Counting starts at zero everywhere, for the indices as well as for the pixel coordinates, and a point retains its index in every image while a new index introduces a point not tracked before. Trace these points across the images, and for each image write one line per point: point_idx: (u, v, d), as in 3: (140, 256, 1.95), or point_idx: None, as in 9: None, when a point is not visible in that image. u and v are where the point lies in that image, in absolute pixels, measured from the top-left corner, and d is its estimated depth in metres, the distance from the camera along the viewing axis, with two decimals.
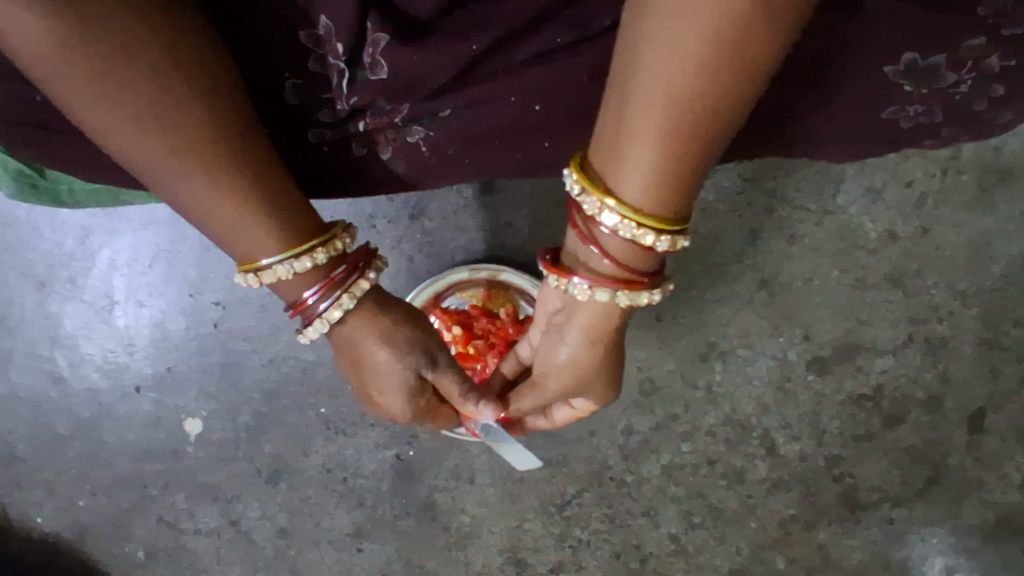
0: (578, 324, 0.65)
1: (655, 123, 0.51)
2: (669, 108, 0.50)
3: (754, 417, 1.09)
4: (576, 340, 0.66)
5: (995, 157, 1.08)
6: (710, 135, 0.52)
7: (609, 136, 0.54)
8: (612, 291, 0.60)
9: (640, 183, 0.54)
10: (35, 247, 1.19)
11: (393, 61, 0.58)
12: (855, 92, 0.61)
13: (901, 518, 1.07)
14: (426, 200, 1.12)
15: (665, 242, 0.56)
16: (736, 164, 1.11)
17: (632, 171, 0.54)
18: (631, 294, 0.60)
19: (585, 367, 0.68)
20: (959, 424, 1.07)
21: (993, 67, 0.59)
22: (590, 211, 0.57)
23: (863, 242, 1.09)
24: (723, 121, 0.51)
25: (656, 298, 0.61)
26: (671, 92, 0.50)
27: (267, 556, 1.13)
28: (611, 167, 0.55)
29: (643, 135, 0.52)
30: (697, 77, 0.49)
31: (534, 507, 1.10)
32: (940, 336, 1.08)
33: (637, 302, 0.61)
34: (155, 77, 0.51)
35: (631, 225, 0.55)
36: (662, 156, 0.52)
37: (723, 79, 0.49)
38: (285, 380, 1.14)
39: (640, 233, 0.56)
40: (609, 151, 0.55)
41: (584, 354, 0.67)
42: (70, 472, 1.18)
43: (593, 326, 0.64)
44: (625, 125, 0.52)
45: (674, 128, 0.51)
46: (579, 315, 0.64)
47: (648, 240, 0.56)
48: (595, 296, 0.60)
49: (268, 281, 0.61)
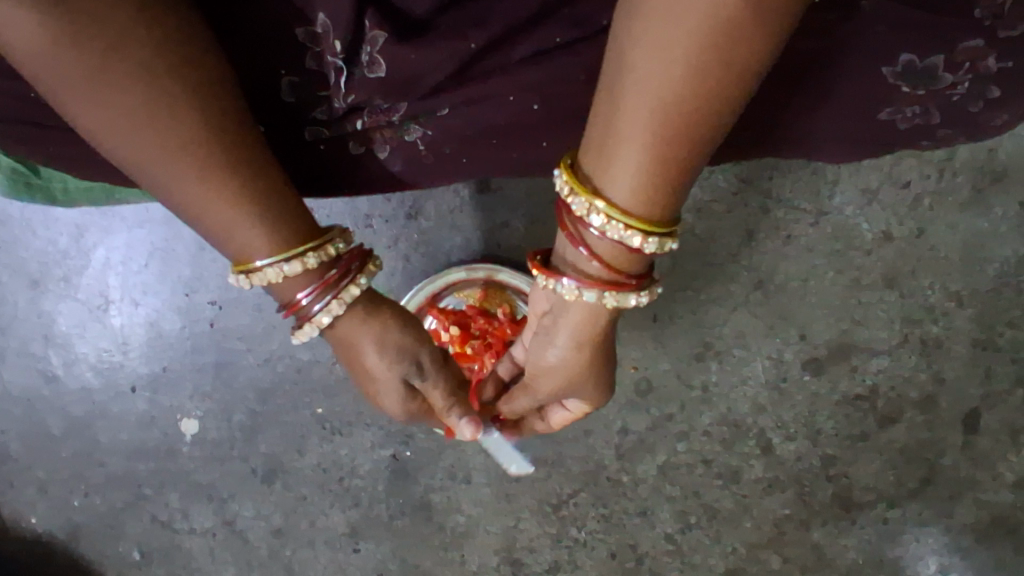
0: (566, 326, 0.64)
1: (645, 125, 0.51)
2: (660, 110, 0.50)
3: (750, 417, 1.09)
4: (563, 343, 0.66)
5: (990, 158, 1.08)
6: (701, 137, 0.52)
7: (599, 138, 0.54)
8: (599, 293, 0.60)
9: (630, 186, 0.54)
10: (27, 245, 1.18)
11: (391, 59, 0.58)
12: (853, 93, 0.61)
13: (895, 517, 1.07)
14: (422, 199, 1.12)
15: (652, 244, 0.56)
16: (733, 164, 1.11)
17: (622, 173, 0.54)
18: (618, 296, 0.60)
19: (574, 369, 0.68)
20: (953, 424, 1.07)
21: (990, 68, 0.59)
22: (578, 212, 0.56)
23: (858, 242, 1.10)
24: (713, 124, 0.51)
25: (643, 300, 0.61)
26: (661, 93, 0.50)
27: (262, 556, 1.13)
28: (601, 168, 0.55)
29: (633, 136, 0.52)
30: (687, 80, 0.49)
31: (530, 507, 1.10)
32: (934, 336, 1.08)
33: (624, 304, 0.61)
34: (148, 77, 0.51)
35: (620, 226, 0.55)
36: (653, 158, 0.52)
37: (715, 80, 0.49)
38: (280, 380, 1.14)
39: (628, 234, 0.55)
40: (600, 152, 0.55)
41: (574, 355, 0.66)
42: (63, 471, 1.18)
43: (581, 327, 0.64)
44: (615, 127, 0.52)
45: (664, 130, 0.51)
46: (568, 316, 0.64)
47: (635, 243, 0.56)
48: (582, 296, 0.60)
49: (259, 283, 0.60)
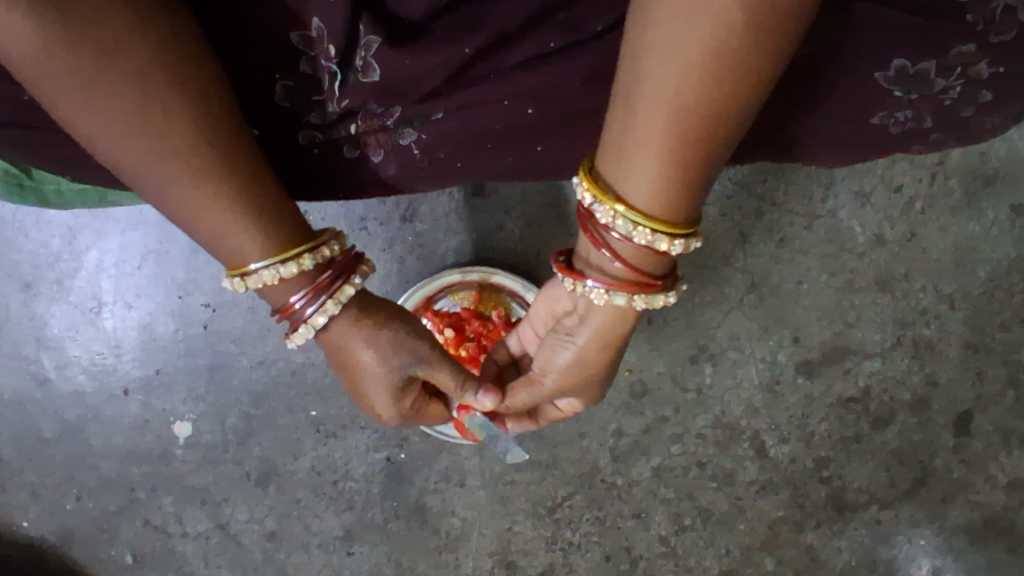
0: (590, 328, 0.65)
1: (661, 130, 0.51)
2: (675, 115, 0.51)
3: (744, 419, 1.10)
4: (584, 343, 0.66)
5: (982, 162, 1.09)
6: (716, 140, 0.52)
7: (614, 141, 0.54)
8: (629, 295, 0.60)
9: (646, 189, 0.55)
10: (20, 247, 1.17)
11: (386, 62, 0.58)
12: (846, 97, 0.61)
13: (888, 519, 1.08)
14: (418, 202, 1.12)
15: (679, 246, 0.57)
16: (727, 168, 1.11)
17: (639, 176, 0.54)
18: (647, 298, 0.61)
19: (587, 369, 0.69)
20: (945, 426, 1.08)
21: (982, 73, 0.59)
22: (603, 220, 0.56)
23: (851, 245, 1.10)
24: (728, 126, 0.52)
25: (670, 299, 0.62)
26: (676, 99, 0.50)
27: (256, 559, 1.13)
28: (618, 172, 0.55)
29: (649, 141, 0.52)
30: (702, 85, 0.49)
31: (525, 509, 1.10)
32: (928, 338, 1.09)
33: (653, 304, 0.61)
34: (144, 81, 0.51)
35: (646, 231, 0.56)
36: (669, 162, 0.53)
37: (727, 84, 0.49)
38: (274, 382, 1.13)
39: (654, 239, 0.56)
40: (616, 158, 0.55)
41: (590, 356, 0.67)
42: (55, 475, 1.17)
43: (605, 330, 0.64)
44: (630, 132, 0.53)
45: (679, 135, 0.51)
46: (593, 319, 0.64)
47: (662, 246, 0.56)
48: (612, 300, 0.60)
49: (254, 286, 0.60)
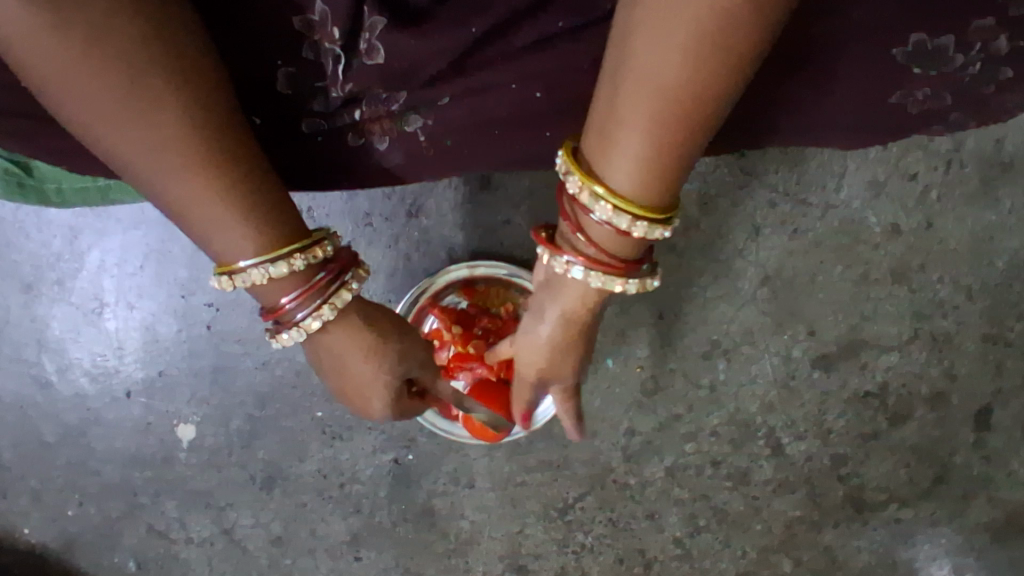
0: (558, 302, 0.64)
1: (645, 110, 0.50)
2: (658, 95, 0.49)
3: (758, 416, 1.07)
4: (553, 320, 0.65)
5: (996, 150, 1.05)
6: (698, 125, 0.51)
7: (599, 118, 0.53)
8: (586, 271, 0.59)
9: (627, 174, 0.53)
10: (21, 248, 1.14)
11: (389, 44, 0.57)
12: (866, 76, 0.59)
13: (907, 518, 1.07)
14: (422, 198, 1.10)
15: (641, 228, 0.55)
16: (738, 156, 1.07)
17: (620, 158, 0.53)
18: (605, 278, 0.59)
19: (562, 346, 0.68)
20: (964, 421, 1.06)
21: (1002, 48, 0.58)
22: (572, 190, 0.55)
23: (865, 237, 1.07)
24: (711, 112, 0.51)
25: (630, 288, 0.60)
26: (661, 80, 0.48)
27: (262, 564, 1.12)
28: (600, 154, 0.54)
29: (630, 121, 0.51)
30: (685, 70, 0.48)
31: (535, 512, 1.08)
32: (945, 332, 1.06)
33: (610, 288, 0.60)
34: (130, 68, 0.49)
35: (608, 207, 0.54)
36: (651, 146, 0.51)
37: (712, 66, 0.47)
38: (278, 384, 1.11)
39: (615, 217, 0.54)
40: (599, 141, 0.54)
41: (561, 333, 0.66)
42: (58, 480, 1.15)
43: (572, 305, 0.63)
44: (614, 112, 0.52)
45: (662, 118, 0.50)
46: (561, 292, 0.63)
47: (623, 225, 0.54)
48: (571, 272, 0.59)
49: (242, 285, 0.58)
